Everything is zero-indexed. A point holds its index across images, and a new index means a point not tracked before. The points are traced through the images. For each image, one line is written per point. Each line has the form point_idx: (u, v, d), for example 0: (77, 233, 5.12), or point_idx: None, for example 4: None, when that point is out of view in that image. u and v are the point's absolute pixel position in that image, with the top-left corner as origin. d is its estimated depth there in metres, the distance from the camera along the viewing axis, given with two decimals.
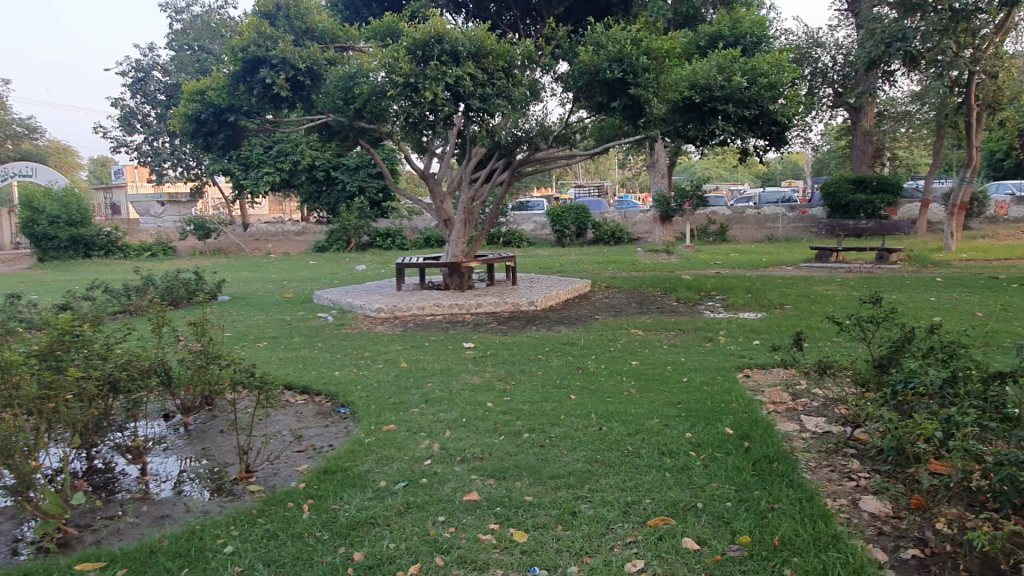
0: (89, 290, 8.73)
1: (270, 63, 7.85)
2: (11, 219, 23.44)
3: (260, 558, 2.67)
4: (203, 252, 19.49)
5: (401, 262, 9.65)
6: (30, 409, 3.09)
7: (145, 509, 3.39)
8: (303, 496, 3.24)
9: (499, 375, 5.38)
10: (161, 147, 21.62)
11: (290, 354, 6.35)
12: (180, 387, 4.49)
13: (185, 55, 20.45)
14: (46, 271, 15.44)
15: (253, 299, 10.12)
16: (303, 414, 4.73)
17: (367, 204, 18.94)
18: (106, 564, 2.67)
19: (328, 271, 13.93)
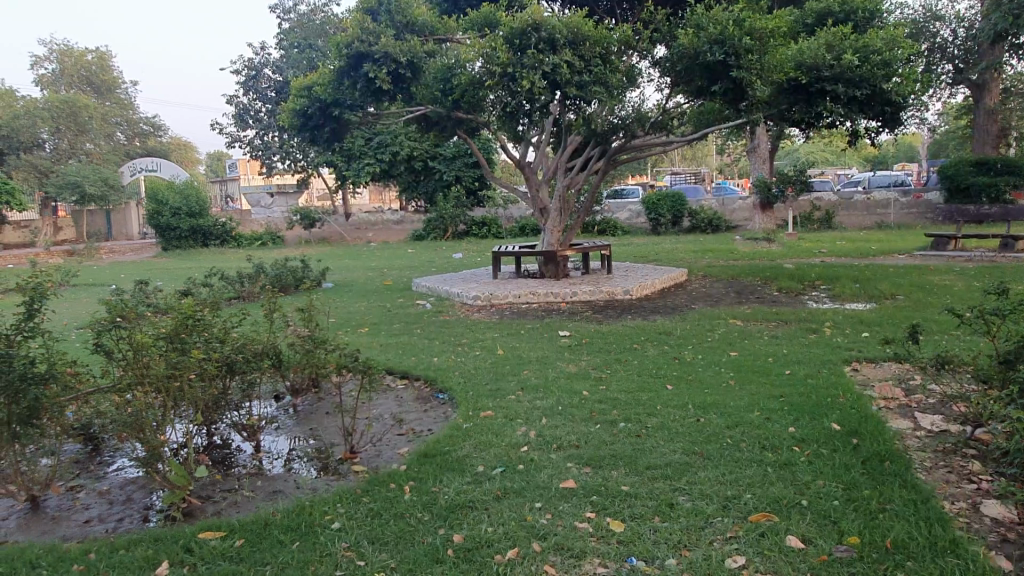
0: (208, 277, 9.32)
1: (373, 58, 8.08)
2: (138, 211, 25.25)
3: (365, 535, 2.79)
4: (309, 241, 20.35)
5: (497, 250, 9.76)
6: (158, 388, 3.34)
7: (260, 484, 3.60)
8: (404, 478, 3.34)
9: (594, 364, 5.37)
10: (271, 142, 22.71)
11: (392, 340, 6.56)
12: (289, 369, 4.72)
13: (294, 53, 21.35)
14: (170, 260, 16.52)
15: (356, 286, 10.50)
16: (403, 399, 4.88)
17: (464, 193, 19.22)
18: (226, 533, 2.85)
19: (426, 260, 14.26)
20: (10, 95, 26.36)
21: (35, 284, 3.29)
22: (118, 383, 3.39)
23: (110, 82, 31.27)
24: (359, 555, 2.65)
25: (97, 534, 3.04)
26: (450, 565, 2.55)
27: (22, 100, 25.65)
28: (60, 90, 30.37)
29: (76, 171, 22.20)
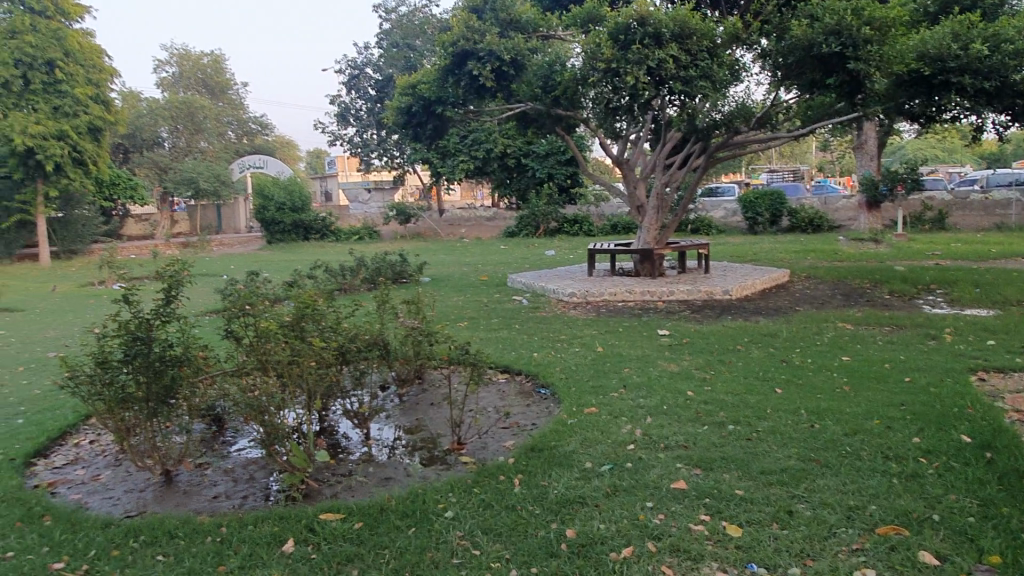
0: (312, 269, 9.69)
1: (477, 55, 8.17)
2: (246, 205, 26.59)
3: (479, 525, 2.83)
4: (404, 236, 20.87)
5: (593, 247, 9.69)
6: (280, 373, 3.49)
7: (372, 470, 3.72)
8: (514, 470, 3.38)
9: (698, 364, 5.24)
10: (370, 139, 23.40)
11: (490, 335, 6.62)
12: (397, 360, 4.84)
13: (394, 52, 21.89)
14: (275, 252, 17.36)
15: (452, 281, 10.67)
16: (506, 393, 4.94)
17: (556, 190, 19.19)
18: (346, 515, 2.95)
19: (519, 256, 14.31)
20: (135, 96, 28.24)
21: (172, 273, 3.50)
22: (243, 367, 3.57)
23: (223, 83, 32.97)
24: (474, 544, 2.69)
25: (225, 509, 3.22)
26: (566, 560, 2.56)
27: (145, 101, 27.48)
28: (178, 92, 32.31)
29: (191, 167, 23.60)
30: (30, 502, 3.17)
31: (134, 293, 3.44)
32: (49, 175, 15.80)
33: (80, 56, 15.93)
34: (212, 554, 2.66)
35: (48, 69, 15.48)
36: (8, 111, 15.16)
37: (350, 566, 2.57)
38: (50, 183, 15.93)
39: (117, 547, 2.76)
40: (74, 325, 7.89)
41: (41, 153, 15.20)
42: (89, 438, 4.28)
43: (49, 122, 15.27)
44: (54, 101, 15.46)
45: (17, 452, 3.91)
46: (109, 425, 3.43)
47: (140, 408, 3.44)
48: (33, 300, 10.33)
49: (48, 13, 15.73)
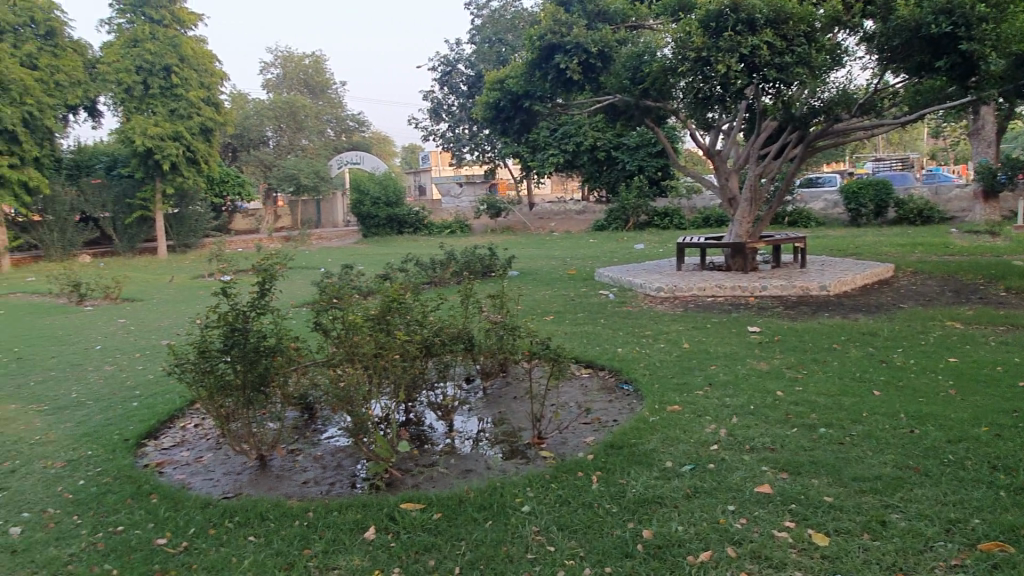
0: (404, 262, 9.93)
1: (565, 48, 8.12)
2: (344, 200, 27.54)
3: (555, 521, 2.83)
4: (494, 229, 21.08)
5: (682, 241, 9.47)
6: (367, 365, 3.60)
7: (454, 461, 3.79)
8: (593, 467, 3.36)
9: (789, 363, 5.05)
10: (462, 134, 23.74)
11: (574, 329, 6.61)
12: (481, 353, 4.89)
13: (486, 48, 22.08)
14: (370, 246, 17.89)
15: (540, 275, 10.69)
16: (589, 388, 4.91)
17: (647, 183, 18.88)
18: (426, 505, 3.02)
19: (609, 250, 14.18)
20: (243, 98, 29.73)
21: (268, 267, 3.66)
22: (332, 358, 3.70)
23: (323, 83, 34.20)
24: (548, 540, 2.70)
25: (313, 494, 3.36)
26: (641, 561, 2.53)
27: (252, 102, 28.88)
28: (282, 92, 33.78)
29: (293, 164, 24.64)
30: (139, 481, 3.41)
31: (231, 287, 3.62)
32: (166, 173, 16.86)
33: (194, 61, 16.85)
34: (299, 538, 2.78)
35: (165, 74, 16.50)
36: (130, 114, 16.27)
37: (427, 556, 2.62)
38: (166, 181, 16.99)
39: (214, 526, 2.92)
40: (186, 315, 8.40)
41: (159, 153, 16.24)
42: (194, 422, 4.55)
43: (165, 124, 16.28)
44: (171, 104, 16.45)
45: (130, 433, 4.19)
46: (211, 411, 3.64)
47: (237, 396, 3.63)
48: (151, 291, 11.06)
49: (165, 22, 16.59)
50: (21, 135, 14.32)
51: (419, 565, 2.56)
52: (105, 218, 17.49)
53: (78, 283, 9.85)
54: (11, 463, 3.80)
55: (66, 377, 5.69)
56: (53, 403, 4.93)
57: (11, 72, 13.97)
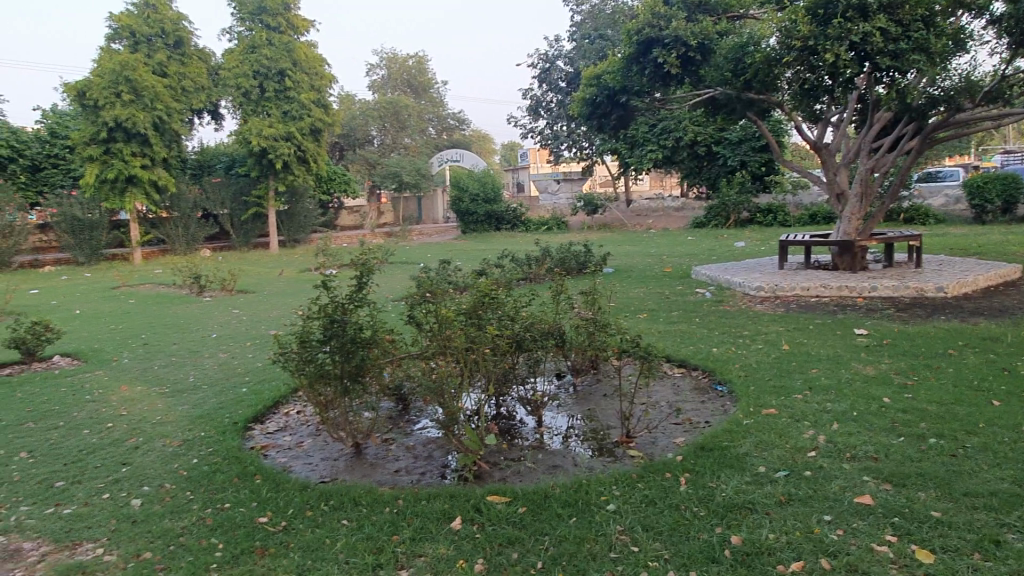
0: (499, 258, 10.06)
1: (662, 42, 8.02)
2: (444, 197, 28.13)
3: (640, 522, 2.80)
4: (590, 226, 20.98)
5: (785, 239, 9.11)
6: (458, 359, 3.67)
7: (541, 456, 3.81)
8: (681, 468, 3.30)
9: (898, 368, 4.77)
10: (560, 131, 23.80)
11: (669, 328, 6.50)
12: (572, 350, 4.88)
13: (586, 43, 21.97)
14: (468, 242, 18.18)
15: (635, 272, 10.55)
16: (681, 388, 4.82)
17: (750, 178, 18.30)
18: (512, 499, 3.06)
19: (708, 248, 13.84)
20: (350, 99, 30.88)
21: (365, 261, 3.79)
22: (424, 351, 3.80)
23: (426, 82, 35.01)
24: (632, 540, 2.67)
25: (404, 483, 3.47)
26: (727, 567, 2.46)
27: (359, 103, 29.96)
28: (387, 92, 34.87)
29: (396, 163, 25.41)
30: (246, 462, 3.62)
31: (331, 280, 3.77)
32: (279, 172, 17.76)
33: (306, 65, 17.67)
34: (389, 524, 2.86)
35: (280, 78, 17.38)
36: (248, 117, 17.24)
37: (510, 549, 2.65)
38: (279, 180, 17.89)
39: (310, 508, 3.06)
40: (294, 307, 8.83)
41: (273, 153, 17.12)
42: (296, 409, 4.77)
43: (279, 125, 17.14)
44: (284, 106, 17.29)
45: (239, 417, 4.45)
46: (311, 398, 3.82)
47: (336, 384, 3.79)
48: (264, 283, 11.69)
49: (281, 29, 17.44)
50: (152, 137, 15.43)
51: (503, 557, 2.59)
52: (224, 214, 18.58)
53: (199, 275, 10.52)
54: (135, 440, 4.12)
55: (185, 363, 6.11)
56: (173, 386, 5.31)
57: (144, 79, 15.08)
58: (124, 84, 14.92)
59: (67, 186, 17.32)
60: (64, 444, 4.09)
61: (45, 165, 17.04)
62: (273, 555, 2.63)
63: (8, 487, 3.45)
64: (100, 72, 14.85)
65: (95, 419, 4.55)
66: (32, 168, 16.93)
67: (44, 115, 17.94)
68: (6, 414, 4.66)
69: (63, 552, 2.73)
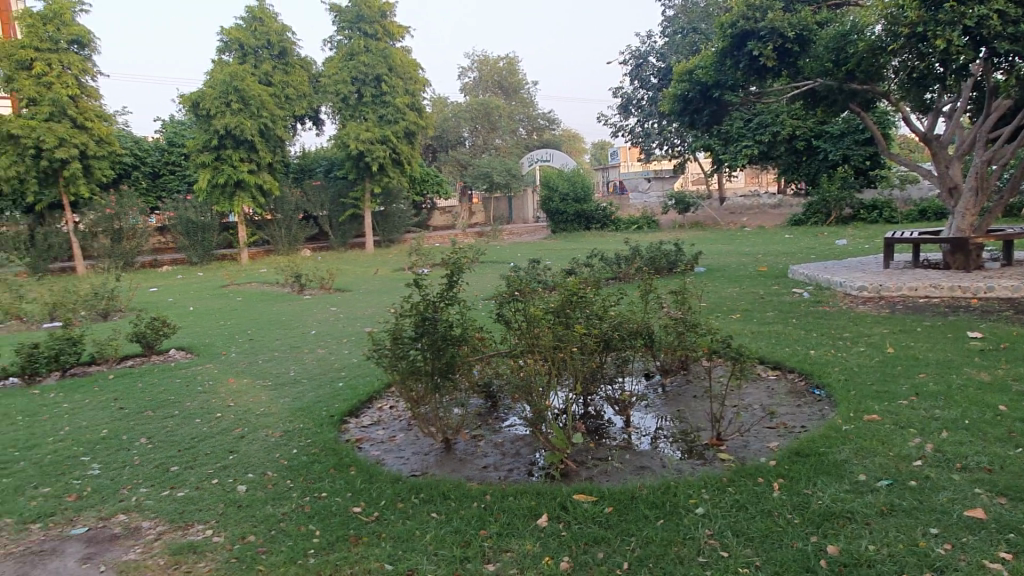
0: (588, 257, 10.03)
1: (758, 34, 7.71)
2: (534, 197, 28.27)
3: (730, 527, 2.73)
4: (682, 224, 20.60)
5: (891, 236, 8.64)
6: (546, 357, 3.70)
7: (629, 457, 3.78)
8: (774, 474, 3.20)
9: (1017, 375, 4.44)
10: (651, 129, 23.51)
11: (763, 329, 6.30)
12: (661, 350, 4.82)
13: (678, 38, 21.57)
14: (557, 241, 18.22)
15: (728, 271, 10.28)
16: (776, 391, 4.67)
17: (853, 173, 17.47)
18: (598, 498, 3.05)
19: (807, 246, 13.32)
20: (443, 102, 31.50)
21: (455, 260, 3.87)
22: (513, 349, 3.85)
23: (517, 83, 35.26)
24: (722, 546, 2.61)
25: (492, 479, 3.52)
26: None
27: (451, 105, 30.51)
28: (478, 94, 35.38)
29: (487, 163, 25.73)
30: (341, 454, 3.77)
31: (423, 278, 3.86)
32: (375, 174, 18.35)
33: (402, 70, 18.15)
34: (476, 519, 2.91)
35: (377, 83, 17.92)
36: (346, 122, 17.88)
37: (596, 549, 2.64)
38: (375, 182, 18.50)
39: (402, 500, 3.16)
40: (388, 305, 9.11)
41: (369, 156, 17.68)
42: (389, 404, 4.91)
43: (375, 129, 17.68)
44: (380, 110, 17.81)
45: (335, 410, 4.63)
46: (404, 394, 3.94)
47: (426, 380, 3.89)
48: (360, 282, 12.10)
49: (377, 36, 17.92)
50: (258, 143, 16.24)
51: (589, 556, 2.58)
52: (323, 216, 19.35)
53: (300, 274, 11.00)
54: (241, 429, 4.37)
55: (287, 358, 6.42)
56: (275, 380, 5.58)
57: (251, 89, 15.88)
58: (233, 93, 15.75)
59: (183, 190, 18.49)
60: (178, 432, 4.38)
61: (163, 172, 18.25)
62: (366, 544, 2.73)
63: (130, 470, 3.73)
64: (213, 83, 15.74)
65: (205, 409, 4.85)
66: (152, 175, 18.16)
67: (163, 125, 19.20)
68: (129, 403, 5.03)
69: (177, 532, 2.92)
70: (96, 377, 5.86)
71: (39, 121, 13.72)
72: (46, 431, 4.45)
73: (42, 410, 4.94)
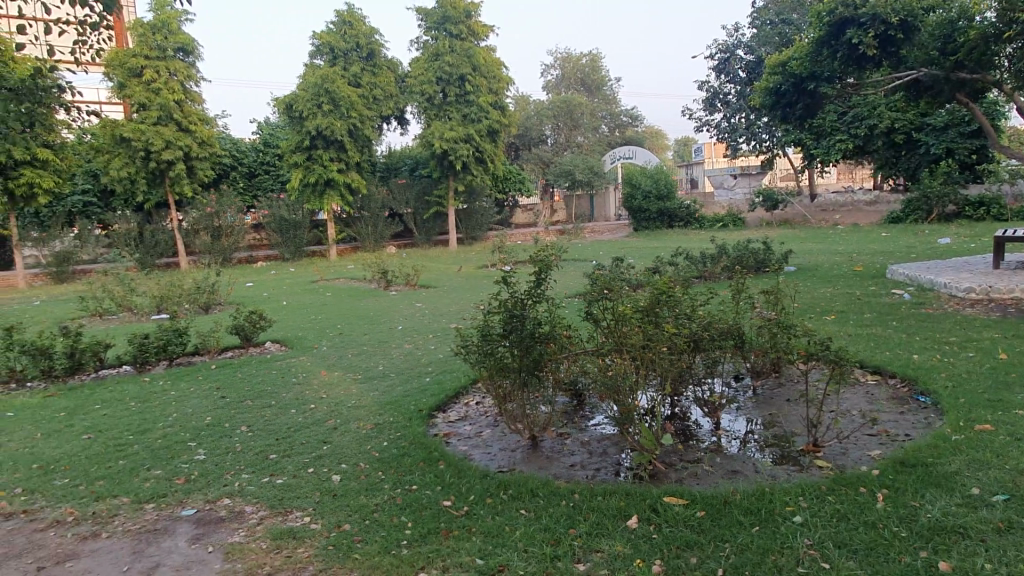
0: (673, 255, 9.86)
1: (858, 22, 7.39)
2: (616, 195, 28.00)
3: (830, 538, 2.63)
4: (770, 222, 19.99)
5: (1002, 235, 8.10)
6: (635, 356, 3.64)
7: (719, 460, 3.69)
8: (877, 483, 3.06)
9: None
10: (738, 124, 22.86)
11: (860, 332, 6.02)
12: (752, 351, 4.68)
13: (767, 30, 20.88)
14: (639, 239, 18.01)
15: (820, 271, 9.89)
16: (875, 397, 4.47)
17: (957, 168, 16.49)
18: (689, 502, 2.99)
19: (906, 245, 12.66)
20: (525, 100, 31.61)
21: (544, 258, 3.87)
22: (600, 348, 3.82)
23: (600, 80, 34.99)
24: (823, 556, 2.51)
25: (579, 478, 3.51)
26: None
27: (534, 103, 30.57)
28: (561, 92, 35.35)
29: (569, 161, 25.67)
30: (431, 447, 3.84)
31: (512, 275, 3.88)
32: (458, 172, 18.59)
33: (485, 69, 18.33)
34: (565, 517, 2.91)
35: (461, 82, 18.14)
36: (431, 121, 18.20)
37: (689, 553, 2.59)
38: (458, 180, 18.75)
39: (490, 496, 3.18)
40: (472, 301, 9.22)
41: (453, 155, 17.91)
42: (476, 399, 4.97)
43: (459, 128, 17.90)
44: (464, 110, 18.04)
45: (423, 405, 4.72)
46: (492, 390, 3.98)
47: (514, 377, 3.91)
48: (443, 278, 12.30)
49: (462, 36, 18.11)
50: (347, 143, 16.73)
51: (681, 561, 2.53)
52: (408, 214, 19.77)
53: (386, 271, 11.28)
54: (334, 421, 4.51)
55: (376, 352, 6.58)
56: (365, 373, 5.74)
57: (341, 90, 16.36)
58: (325, 95, 16.26)
59: (276, 190, 19.26)
60: (276, 421, 4.56)
61: (258, 172, 19.05)
62: (457, 537, 2.77)
63: (232, 456, 3.91)
64: (305, 86, 16.31)
65: (300, 401, 5.03)
66: (248, 175, 19.01)
67: (258, 127, 20.05)
68: (230, 392, 5.28)
69: (277, 517, 3.04)
70: (200, 367, 6.18)
71: (148, 124, 14.58)
72: (158, 416, 4.73)
73: (152, 397, 5.25)
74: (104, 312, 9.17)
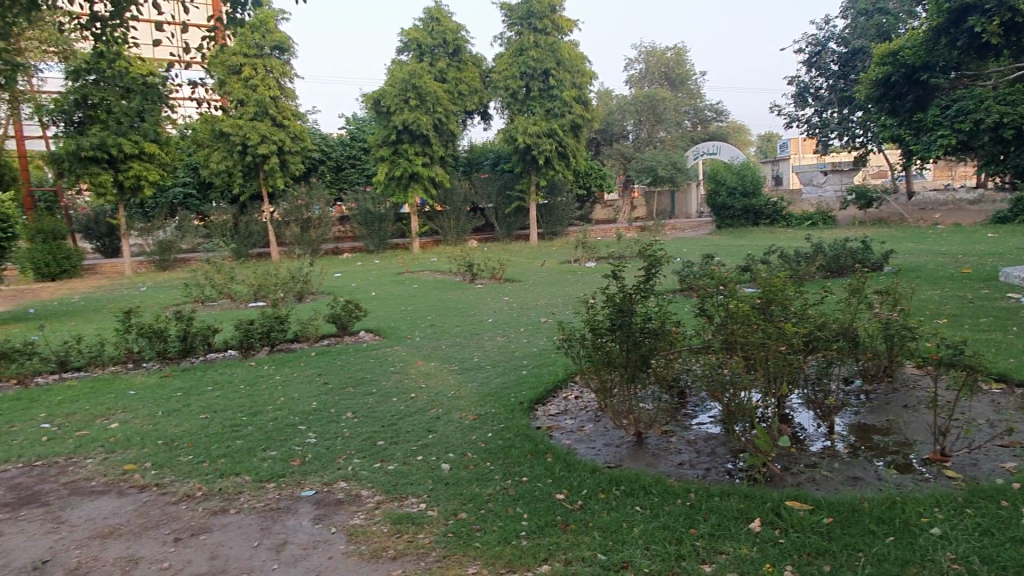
0: (767, 254, 9.54)
1: (981, 9, 6.96)
2: (698, 191, 27.45)
3: (975, 552, 2.48)
4: (863, 221, 19.18)
5: None
6: (749, 354, 3.50)
7: (837, 465, 3.54)
8: (1020, 498, 2.86)
9: None
10: (830, 119, 21.95)
11: (980, 337, 5.65)
12: (867, 354, 4.45)
13: (864, 21, 19.97)
14: (723, 237, 17.63)
15: (925, 272, 9.42)
16: (1003, 406, 4.20)
17: None
18: (814, 507, 2.88)
19: (1016, 247, 11.94)
20: (607, 94, 31.29)
21: (654, 251, 3.76)
22: (710, 345, 3.69)
23: (684, 74, 34.28)
24: (969, 572, 2.37)
25: (690, 477, 3.43)
26: None
27: (617, 98, 30.23)
28: (644, 87, 34.91)
29: (651, 156, 25.29)
30: (537, 440, 3.83)
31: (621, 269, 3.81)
32: (541, 167, 18.57)
33: (570, 64, 18.23)
34: (684, 516, 2.85)
35: (545, 77, 18.09)
36: (514, 116, 18.24)
37: (821, 561, 2.49)
38: (540, 175, 18.73)
39: (603, 491, 3.15)
40: (560, 296, 9.20)
41: (536, 149, 17.87)
42: (576, 394, 4.94)
43: (543, 123, 17.86)
44: (548, 105, 17.98)
45: (524, 397, 4.73)
46: (598, 385, 3.92)
47: (621, 372, 3.85)
48: (528, 273, 12.32)
49: (547, 30, 18.03)
50: (433, 137, 16.96)
51: (814, 568, 2.44)
52: (490, 208, 19.93)
53: (472, 264, 11.39)
54: (436, 410, 4.56)
55: (469, 343, 6.65)
56: (461, 364, 5.80)
57: (428, 86, 16.56)
58: (411, 91, 16.50)
59: (362, 183, 19.71)
60: (381, 409, 4.65)
61: (346, 166, 19.56)
62: (576, 531, 2.75)
63: (342, 441, 4.00)
64: (393, 81, 16.61)
65: (401, 389, 5.12)
66: (336, 168, 19.53)
67: (346, 122, 20.56)
68: (332, 379, 5.42)
69: (394, 502, 3.10)
70: (301, 354, 6.37)
71: (245, 120, 15.16)
72: (267, 400, 4.90)
73: (259, 380, 5.44)
74: (205, 299, 9.59)
